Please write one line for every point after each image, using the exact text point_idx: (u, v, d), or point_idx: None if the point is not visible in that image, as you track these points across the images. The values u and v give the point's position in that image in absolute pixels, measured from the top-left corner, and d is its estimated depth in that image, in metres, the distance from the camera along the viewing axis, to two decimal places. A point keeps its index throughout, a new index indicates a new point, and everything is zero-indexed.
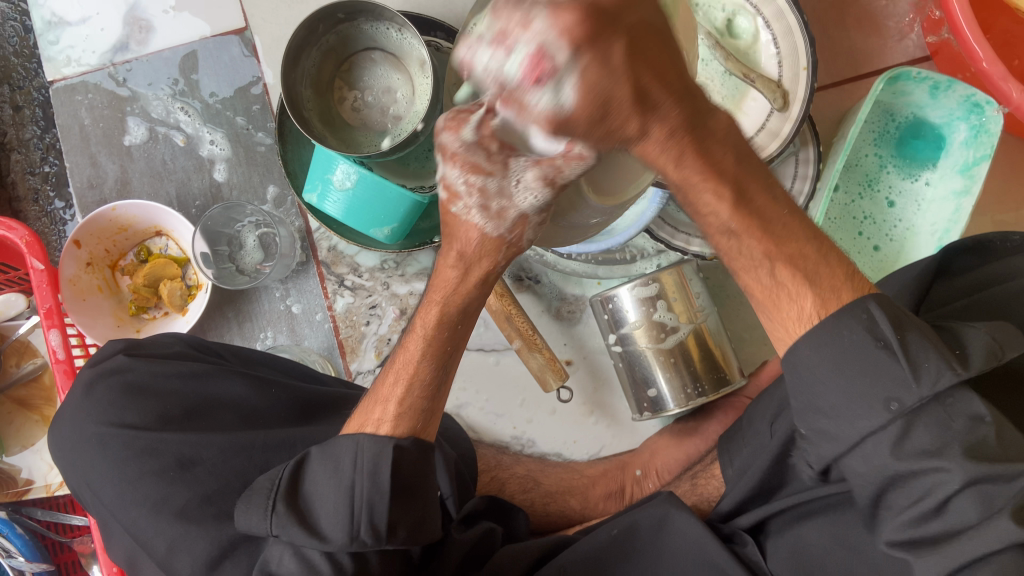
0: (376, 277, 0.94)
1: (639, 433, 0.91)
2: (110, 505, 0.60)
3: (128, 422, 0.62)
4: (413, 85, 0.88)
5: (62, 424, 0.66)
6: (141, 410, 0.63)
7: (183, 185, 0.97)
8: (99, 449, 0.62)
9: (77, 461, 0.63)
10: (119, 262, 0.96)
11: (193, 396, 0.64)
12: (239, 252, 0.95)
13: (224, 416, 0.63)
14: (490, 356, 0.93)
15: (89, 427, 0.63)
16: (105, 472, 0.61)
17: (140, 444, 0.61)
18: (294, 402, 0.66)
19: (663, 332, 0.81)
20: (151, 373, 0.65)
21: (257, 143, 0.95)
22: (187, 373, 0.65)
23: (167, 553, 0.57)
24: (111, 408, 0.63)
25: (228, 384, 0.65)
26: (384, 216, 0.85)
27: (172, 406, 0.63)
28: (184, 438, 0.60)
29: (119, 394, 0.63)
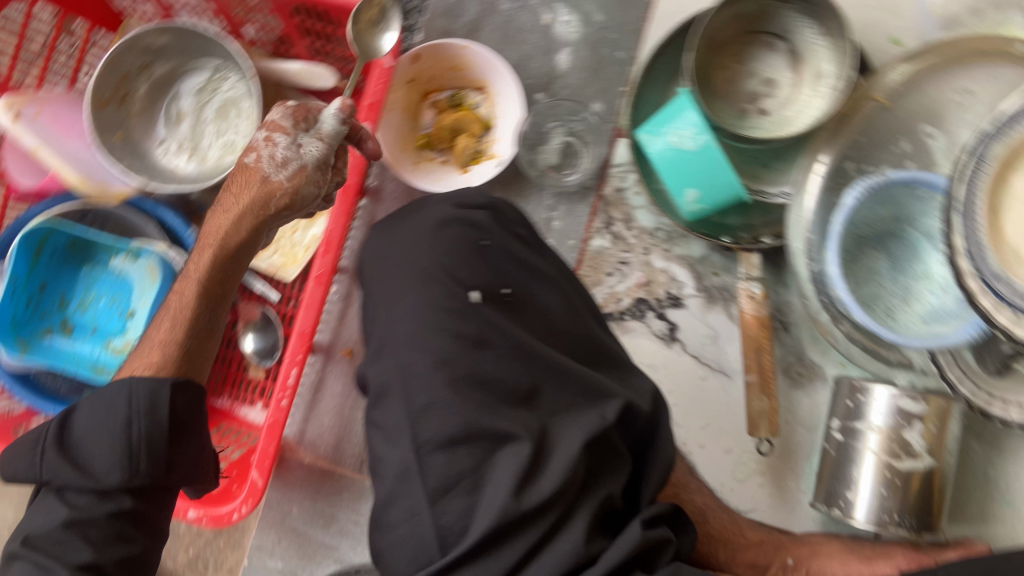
0: (642, 240, 0.93)
1: (797, 519, 0.89)
2: (400, 325, 0.63)
3: (460, 266, 0.65)
4: (796, 92, 0.86)
5: (407, 223, 0.70)
6: (474, 272, 0.65)
7: (524, 57, 0.94)
8: (426, 272, 0.65)
9: (382, 262, 0.68)
10: (432, 94, 0.94)
11: (521, 283, 0.67)
12: (541, 146, 0.94)
13: (528, 314, 0.66)
14: (701, 369, 0.92)
15: (425, 236, 0.67)
16: (413, 289, 0.64)
17: (456, 301, 0.63)
18: (581, 338, 0.67)
19: (902, 452, 0.78)
20: (499, 243, 0.67)
21: (613, 60, 0.93)
22: (523, 262, 0.68)
23: (425, 408, 0.59)
24: (452, 246, 0.66)
25: (544, 293, 0.68)
26: (701, 192, 0.84)
27: (498, 284, 0.66)
28: (501, 325, 0.63)
29: (465, 237, 0.67)
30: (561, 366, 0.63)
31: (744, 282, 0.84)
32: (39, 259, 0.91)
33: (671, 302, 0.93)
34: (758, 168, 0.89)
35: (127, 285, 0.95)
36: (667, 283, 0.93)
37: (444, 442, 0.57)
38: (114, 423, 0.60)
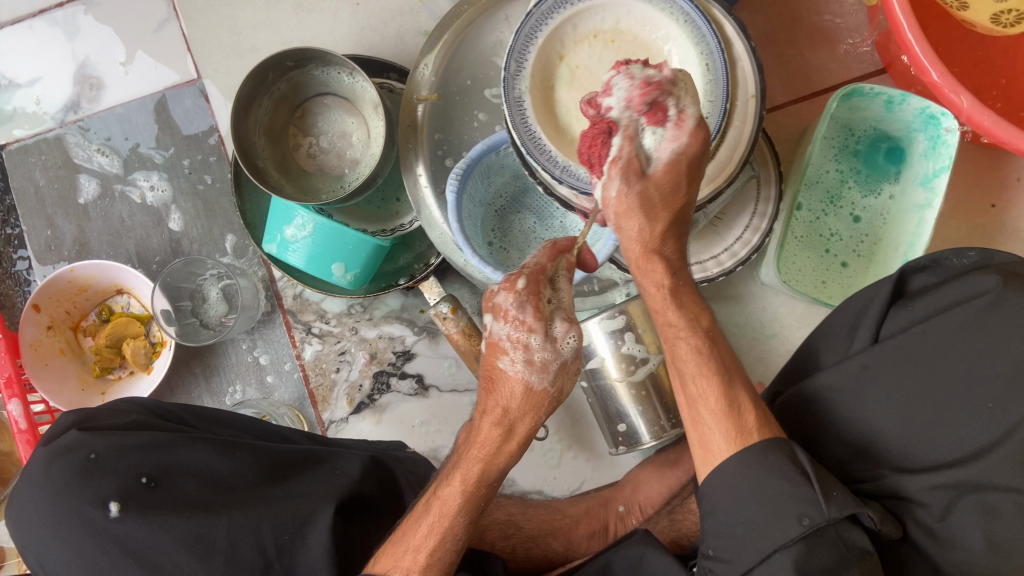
0: (344, 322, 0.94)
1: (620, 465, 0.90)
2: None
3: (87, 501, 0.58)
4: (368, 128, 0.88)
5: (17, 498, 0.61)
6: (99, 487, 0.59)
7: (142, 241, 0.95)
8: (60, 534, 0.58)
9: (37, 556, 0.60)
10: (81, 324, 0.94)
11: (165, 466, 0.61)
12: (203, 305, 0.94)
13: (186, 486, 0.61)
14: (464, 396, 0.92)
15: (45, 508, 0.59)
16: (66, 557, 0.58)
17: (108, 542, 0.58)
18: (261, 465, 0.65)
19: (633, 365, 0.80)
20: (110, 445, 0.61)
21: (215, 194, 0.94)
22: (146, 445, 0.62)
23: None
24: (65, 489, 0.59)
25: (192, 453, 0.63)
26: (346, 262, 0.84)
27: (132, 478, 0.60)
28: (160, 526, 0.58)
29: (72, 475, 0.59)
30: (256, 514, 0.61)
31: (433, 308, 0.84)
32: None
33: (403, 357, 0.93)
34: (393, 202, 0.91)
35: None
36: (389, 345, 0.93)
37: None
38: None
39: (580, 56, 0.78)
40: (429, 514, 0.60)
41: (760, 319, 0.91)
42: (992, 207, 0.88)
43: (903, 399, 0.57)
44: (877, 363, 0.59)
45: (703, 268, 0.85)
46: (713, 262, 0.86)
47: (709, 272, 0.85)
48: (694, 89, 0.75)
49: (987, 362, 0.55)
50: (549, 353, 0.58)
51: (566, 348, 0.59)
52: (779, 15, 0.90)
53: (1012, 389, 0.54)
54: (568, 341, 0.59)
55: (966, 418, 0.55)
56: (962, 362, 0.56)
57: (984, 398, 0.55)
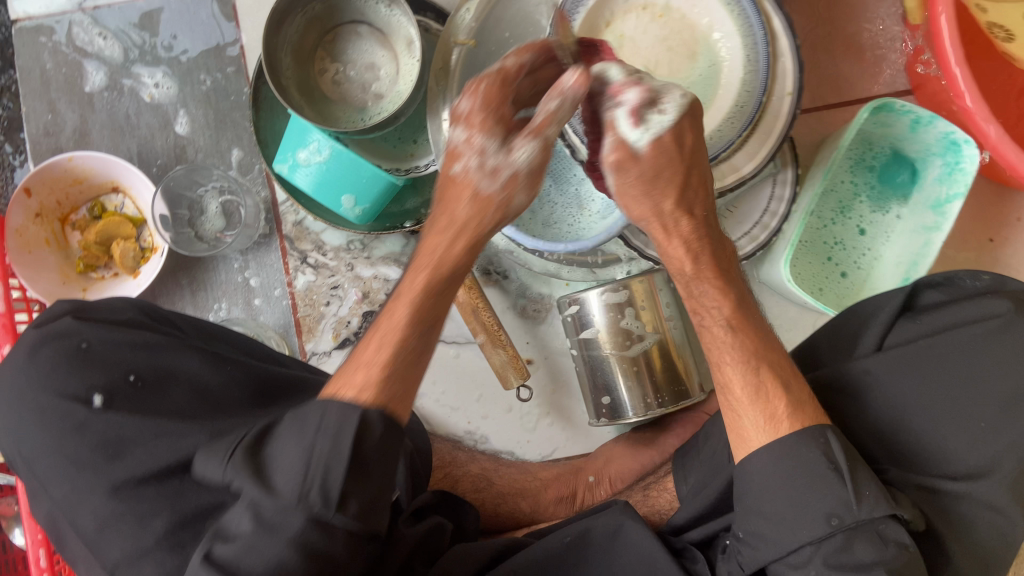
0: (341, 257, 0.92)
1: (594, 438, 0.91)
2: (57, 497, 0.56)
3: (71, 391, 0.57)
4: (397, 64, 0.86)
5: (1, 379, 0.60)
6: (85, 378, 0.58)
7: (146, 143, 0.92)
8: (41, 419, 0.57)
9: (13, 443, 0.58)
10: (70, 216, 0.91)
11: (148, 367, 0.60)
12: (200, 218, 0.91)
13: (171, 389, 0.60)
14: (451, 348, 0.93)
15: (30, 392, 0.58)
16: (41, 442, 0.57)
17: (85, 432, 0.56)
18: (252, 382, 0.64)
19: (629, 340, 0.80)
20: (104, 337, 0.60)
21: (228, 106, 0.92)
22: (138, 343, 0.61)
23: (97, 534, 0.54)
24: (53, 375, 0.58)
25: (182, 358, 0.61)
26: (355, 195, 0.83)
27: (120, 374, 0.59)
28: (137, 424, 0.56)
29: (63, 361, 0.58)
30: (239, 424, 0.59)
31: None
32: None
33: None
34: (409, 145, 0.90)
35: None
36: (382, 287, 0.92)
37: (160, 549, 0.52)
38: (310, 447, 0.46)
39: (625, 27, 0.77)
40: (371, 338, 0.53)
41: None
42: (990, 242, 0.91)
43: (919, 394, 0.57)
44: (881, 367, 0.59)
45: None
46: None
47: None
48: (733, 77, 0.75)
49: (994, 380, 0.56)
50: (501, 162, 0.56)
51: (521, 159, 0.57)
52: (818, 22, 0.91)
53: (1009, 415, 0.55)
54: (523, 154, 0.56)
55: (966, 430, 0.55)
56: (972, 378, 0.56)
57: (978, 417, 0.55)
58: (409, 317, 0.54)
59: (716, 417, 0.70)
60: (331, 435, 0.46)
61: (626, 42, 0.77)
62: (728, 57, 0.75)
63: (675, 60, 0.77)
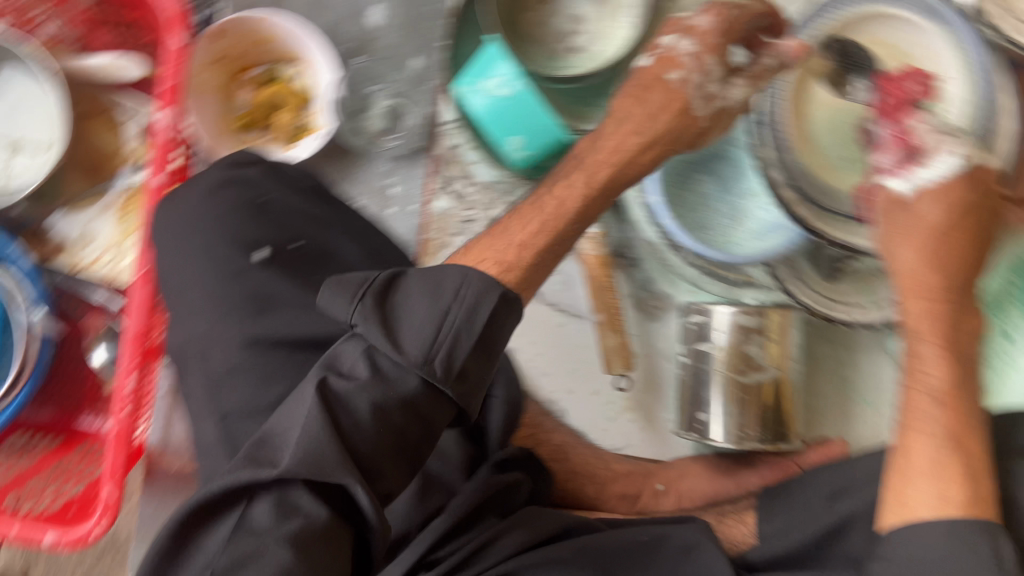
0: (485, 195, 0.92)
1: (669, 447, 0.91)
2: (196, 333, 0.57)
3: (240, 237, 0.58)
4: (606, 23, 0.84)
5: (175, 203, 0.61)
6: (255, 230, 0.58)
7: (335, 24, 0.91)
8: (204, 253, 0.58)
9: (168, 267, 0.60)
10: (245, 73, 0.90)
11: (313, 239, 0.60)
12: (364, 113, 0.90)
13: (326, 269, 0.59)
14: (559, 316, 0.92)
15: (202, 225, 0.59)
16: (197, 277, 0.58)
17: (239, 278, 0.57)
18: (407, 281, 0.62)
19: (746, 367, 0.79)
20: (282, 199, 0.61)
21: (425, 14, 0.91)
22: (311, 215, 0.61)
23: (221, 379, 0.55)
24: (228, 216, 0.59)
25: (343, 243, 0.61)
26: (523, 138, 0.83)
27: (287, 238, 0.59)
28: (289, 293, 0.56)
29: (240, 206, 0.59)
30: None
31: None
32: None
33: None
34: (583, 106, 0.87)
35: None
36: None
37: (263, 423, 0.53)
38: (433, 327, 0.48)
39: (854, 53, 0.75)
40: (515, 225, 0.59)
41: (866, 384, 0.90)
42: None
43: None
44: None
45: (846, 310, 0.80)
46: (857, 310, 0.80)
47: (850, 317, 0.80)
48: None
49: None
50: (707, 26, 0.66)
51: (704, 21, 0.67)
52: None
53: None
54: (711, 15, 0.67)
55: None
56: None
57: None
58: (532, 224, 0.58)
59: (821, 472, 0.69)
60: (468, 305, 0.48)
61: (847, 71, 0.76)
62: (952, 118, 0.71)
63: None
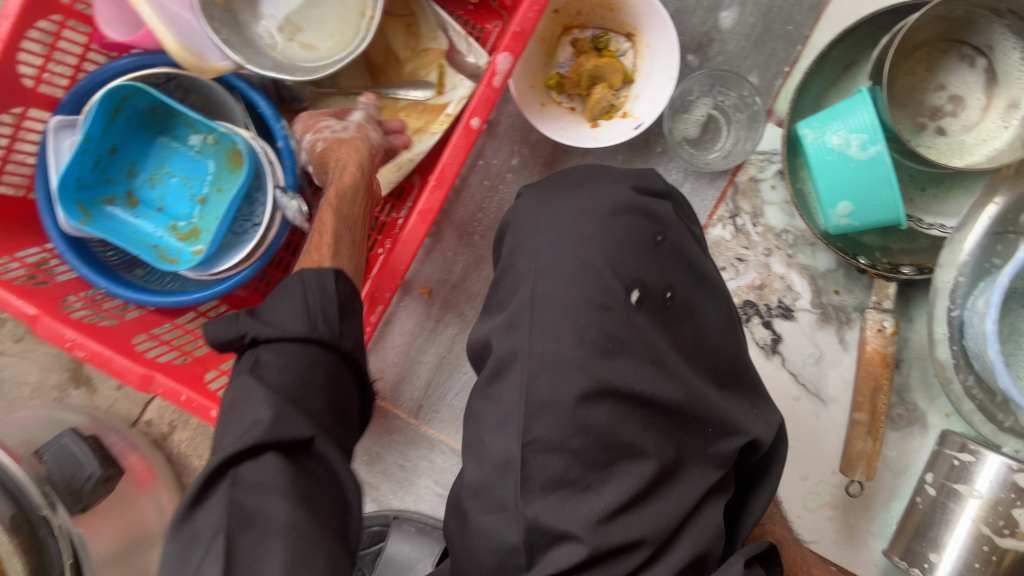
0: (766, 239, 0.86)
1: (860, 560, 0.85)
2: (539, 346, 0.56)
3: (621, 272, 0.57)
4: (982, 116, 0.77)
5: (568, 202, 0.61)
6: (636, 269, 0.58)
7: (682, 11, 0.84)
8: (579, 273, 0.57)
9: (535, 260, 0.59)
10: (574, 31, 0.85)
11: (685, 295, 0.60)
12: (681, 115, 0.85)
13: (684, 329, 0.60)
14: (796, 388, 0.86)
15: (590, 243, 0.58)
16: (563, 291, 0.56)
17: (613, 308, 0.56)
18: (726, 364, 0.62)
19: (1005, 529, 0.73)
20: (675, 242, 0.60)
21: (780, 33, 0.83)
22: (690, 269, 0.61)
23: (543, 405, 0.54)
24: (617, 246, 0.58)
25: (703, 308, 0.61)
26: (853, 207, 0.76)
27: (662, 287, 0.58)
28: (645, 346, 0.56)
29: (637, 242, 0.58)
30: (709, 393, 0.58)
31: (875, 313, 0.77)
32: (115, 119, 0.83)
33: (781, 312, 0.86)
34: (913, 188, 0.81)
35: (202, 167, 0.88)
36: (781, 291, 0.86)
37: (555, 482, 0.53)
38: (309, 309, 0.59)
39: None
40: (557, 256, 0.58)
41: None
42: None
43: None
44: None
45: None
46: None
47: None
48: None
49: None
50: None
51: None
52: None
53: None
54: None
55: None
56: None
57: None
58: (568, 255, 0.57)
59: None
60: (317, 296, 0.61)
61: None
62: None
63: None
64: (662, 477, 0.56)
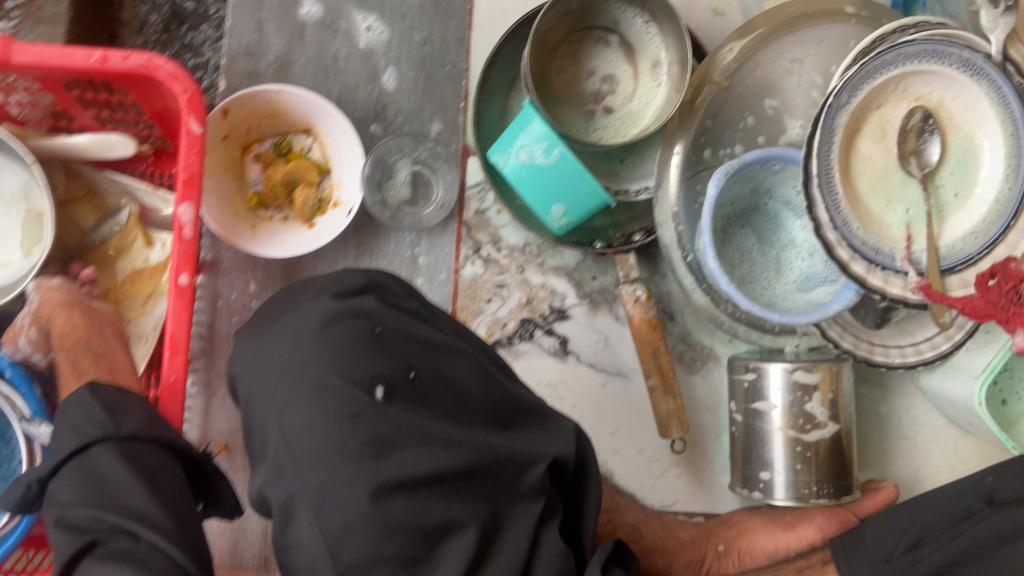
0: (514, 258, 0.89)
1: (718, 500, 0.90)
2: (308, 484, 0.51)
3: (357, 378, 0.53)
4: (636, 83, 0.83)
5: (278, 336, 0.56)
6: (370, 364, 0.54)
7: (348, 89, 0.86)
8: (317, 395, 0.53)
9: (268, 408, 0.55)
10: (253, 147, 0.85)
11: (433, 364, 0.57)
12: (388, 182, 0.85)
13: (445, 397, 0.57)
14: (599, 376, 0.90)
15: (312, 370, 0.54)
16: (306, 418, 0.53)
17: (363, 414, 0.52)
18: (504, 401, 0.60)
19: (808, 424, 0.79)
20: (394, 325, 0.57)
21: (442, 75, 0.87)
22: (426, 342, 0.58)
23: (341, 538, 0.50)
24: (341, 353, 0.54)
25: (455, 363, 0.59)
26: (565, 206, 0.80)
27: (403, 369, 0.55)
28: (414, 428, 0.53)
29: (358, 340, 0.55)
30: (496, 441, 0.56)
31: (626, 286, 0.82)
32: None
33: (556, 315, 0.90)
34: (613, 164, 0.87)
35: None
36: (548, 297, 0.90)
37: None
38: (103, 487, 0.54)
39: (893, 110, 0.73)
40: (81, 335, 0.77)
41: (900, 418, 0.92)
42: None
43: None
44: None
45: (885, 353, 0.84)
46: (897, 352, 0.84)
47: (891, 360, 0.83)
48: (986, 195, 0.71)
49: None
50: None
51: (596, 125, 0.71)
52: None
53: None
54: None
55: None
56: None
57: None
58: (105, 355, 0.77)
59: (886, 513, 0.75)
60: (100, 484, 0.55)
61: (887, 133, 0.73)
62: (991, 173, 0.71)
63: (927, 155, 0.73)
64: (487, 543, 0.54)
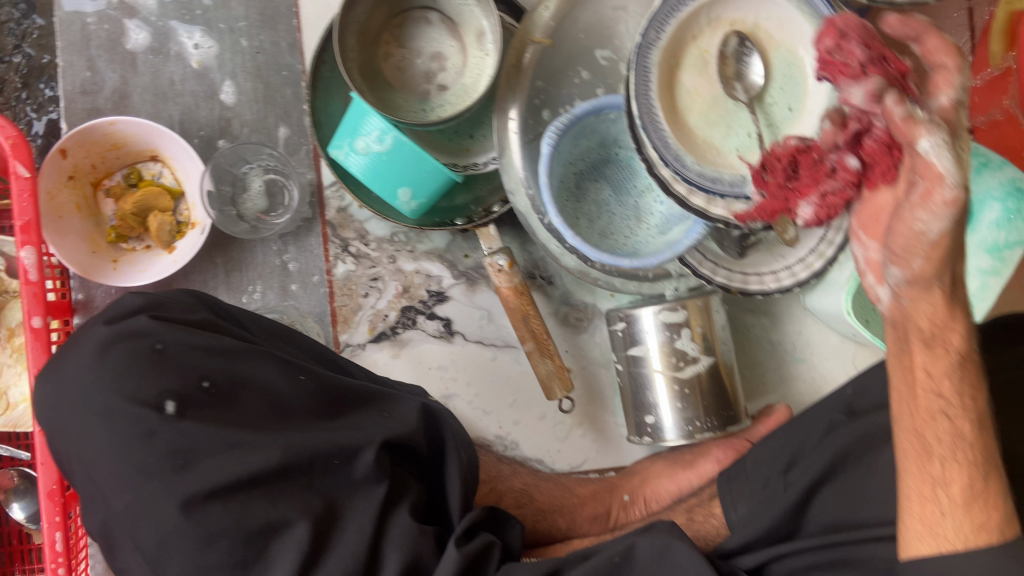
0: (383, 249, 0.89)
1: (625, 453, 0.91)
2: (120, 510, 0.54)
3: (142, 397, 0.56)
4: (465, 57, 0.84)
5: (64, 373, 0.59)
6: (157, 382, 0.57)
7: (189, 111, 0.87)
8: (104, 421, 0.56)
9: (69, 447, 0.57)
10: (103, 182, 0.86)
11: (228, 371, 0.59)
12: (242, 195, 0.87)
13: (250, 400, 0.58)
14: (488, 351, 0.91)
15: (101, 396, 0.56)
16: (102, 446, 0.55)
17: (149, 435, 0.55)
18: (323, 392, 0.61)
19: (682, 362, 0.80)
20: (177, 339, 0.59)
21: (280, 81, 0.88)
22: (215, 348, 0.59)
23: (158, 550, 0.53)
24: (123, 377, 0.57)
25: (258, 366, 0.60)
26: (412, 189, 0.81)
27: (194, 380, 0.57)
28: (213, 434, 0.55)
29: (138, 363, 0.57)
30: (312, 435, 0.57)
31: (489, 258, 0.82)
32: None
33: (436, 298, 0.90)
34: (464, 140, 0.87)
35: None
36: (424, 282, 0.90)
37: None
38: None
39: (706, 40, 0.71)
40: None
41: (793, 342, 0.92)
42: None
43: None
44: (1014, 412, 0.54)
45: (760, 281, 0.83)
46: (770, 277, 0.84)
47: (765, 286, 0.83)
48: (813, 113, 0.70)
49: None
50: None
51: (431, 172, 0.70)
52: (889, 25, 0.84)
53: None
54: None
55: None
56: None
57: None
58: None
59: (767, 443, 0.75)
60: None
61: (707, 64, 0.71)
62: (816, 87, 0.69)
63: (749, 77, 0.71)
64: (325, 529, 0.55)
